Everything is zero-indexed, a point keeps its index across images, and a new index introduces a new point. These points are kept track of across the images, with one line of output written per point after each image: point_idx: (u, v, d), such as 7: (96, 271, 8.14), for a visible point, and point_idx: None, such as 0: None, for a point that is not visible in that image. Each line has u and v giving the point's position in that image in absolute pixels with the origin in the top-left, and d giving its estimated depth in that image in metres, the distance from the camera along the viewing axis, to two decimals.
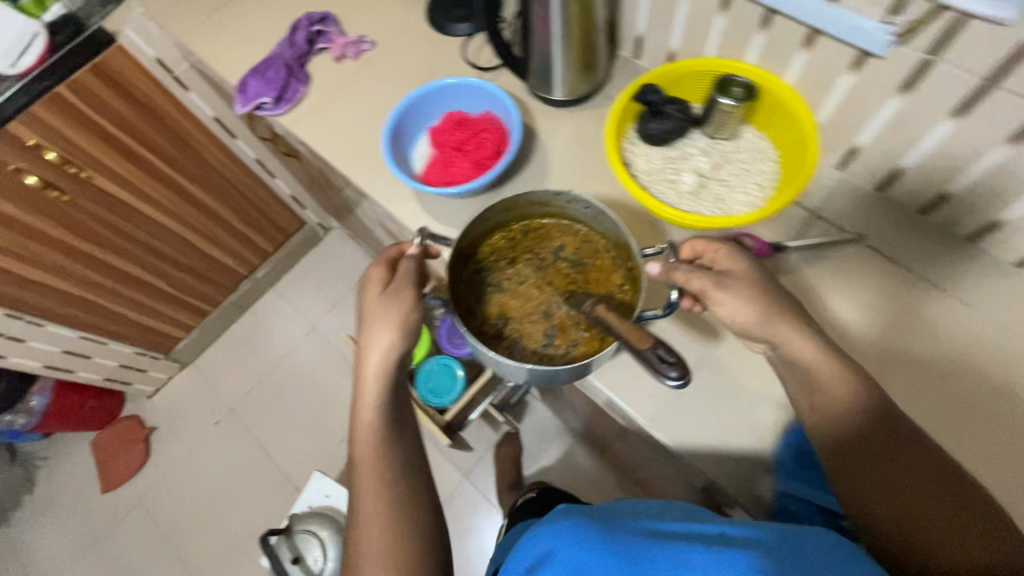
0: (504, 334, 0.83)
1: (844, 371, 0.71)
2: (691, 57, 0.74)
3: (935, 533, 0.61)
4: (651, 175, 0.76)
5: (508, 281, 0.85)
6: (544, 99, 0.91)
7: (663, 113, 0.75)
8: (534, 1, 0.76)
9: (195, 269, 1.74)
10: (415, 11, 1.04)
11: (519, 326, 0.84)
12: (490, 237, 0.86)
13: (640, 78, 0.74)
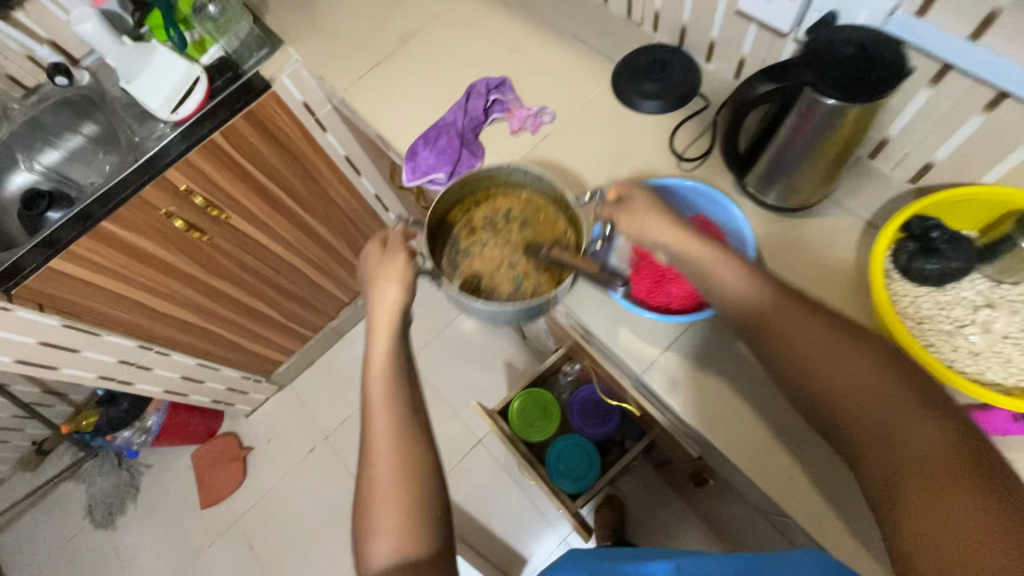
0: (476, 282, 0.81)
1: (785, 305, 0.61)
2: (977, 187, 0.64)
3: (897, 413, 0.50)
4: (920, 324, 0.64)
5: (468, 248, 0.83)
6: (759, 199, 0.80)
7: (943, 250, 0.63)
8: (794, 116, 0.64)
9: (304, 298, 1.74)
10: (600, 83, 0.95)
11: (488, 275, 0.82)
12: (449, 210, 0.84)
13: (916, 207, 0.63)
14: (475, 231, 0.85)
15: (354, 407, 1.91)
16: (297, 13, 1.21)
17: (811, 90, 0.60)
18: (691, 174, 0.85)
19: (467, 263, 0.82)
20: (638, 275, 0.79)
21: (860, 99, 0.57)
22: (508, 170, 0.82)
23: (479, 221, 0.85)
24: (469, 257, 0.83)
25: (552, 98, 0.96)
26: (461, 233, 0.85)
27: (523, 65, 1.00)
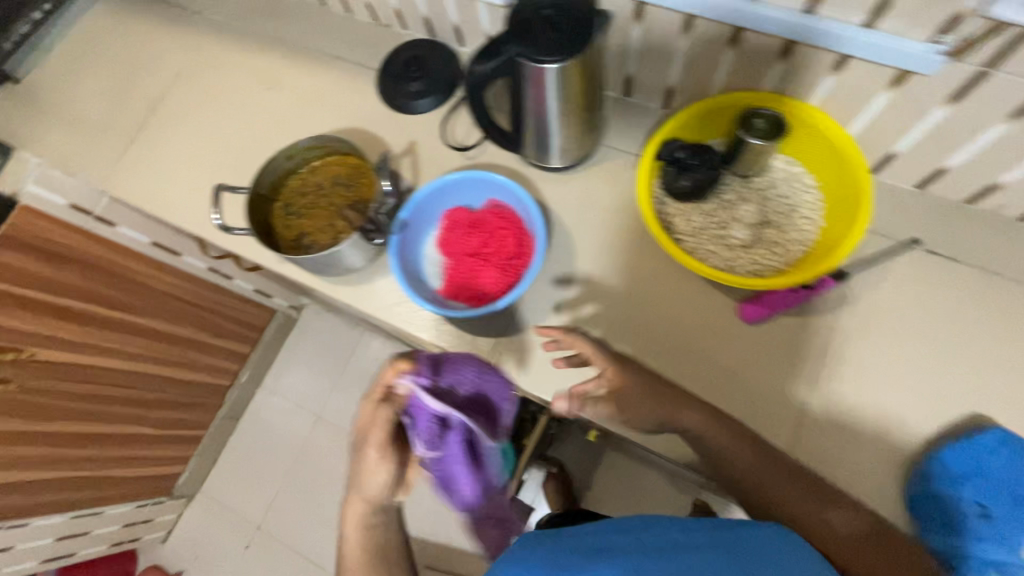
0: (299, 239, 0.80)
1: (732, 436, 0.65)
2: (705, 100, 0.69)
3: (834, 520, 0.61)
4: (695, 236, 0.70)
5: (295, 211, 0.81)
6: (543, 166, 0.82)
7: (694, 167, 0.69)
8: (525, 82, 0.66)
9: (174, 400, 1.58)
10: (366, 95, 0.93)
11: (312, 235, 0.80)
12: (276, 177, 0.81)
13: (662, 135, 0.68)
14: (303, 194, 0.82)
15: (276, 486, 1.78)
16: (24, 114, 1.07)
17: (530, 60, 0.61)
18: (478, 159, 0.85)
19: (297, 224, 0.81)
20: (448, 277, 0.75)
21: (576, 56, 0.60)
22: (329, 139, 0.80)
23: (306, 185, 0.83)
24: (298, 218, 0.81)
25: (326, 125, 0.93)
26: (291, 196, 0.82)
27: (287, 100, 0.95)
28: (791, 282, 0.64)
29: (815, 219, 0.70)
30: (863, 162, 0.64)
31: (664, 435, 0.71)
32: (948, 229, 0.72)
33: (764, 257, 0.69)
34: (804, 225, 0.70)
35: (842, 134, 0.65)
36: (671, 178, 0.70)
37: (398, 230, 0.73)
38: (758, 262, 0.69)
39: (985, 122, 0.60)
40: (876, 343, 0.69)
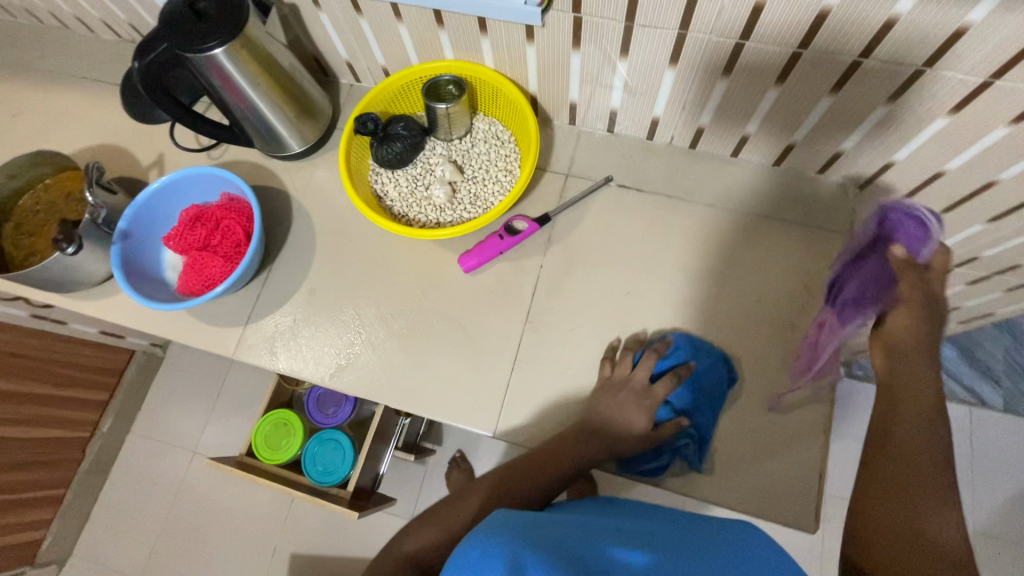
0: (27, 257, 0.78)
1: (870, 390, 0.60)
2: (392, 74, 0.75)
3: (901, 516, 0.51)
4: (405, 200, 0.79)
5: (24, 230, 0.80)
6: (280, 158, 0.85)
7: (394, 137, 0.76)
8: (201, 73, 0.68)
9: (16, 460, 1.49)
10: (111, 112, 0.93)
11: (42, 251, 0.79)
12: (1, 197, 0.79)
13: (356, 110, 0.73)
14: (35, 214, 0.80)
15: (155, 533, 1.70)
16: None
17: (193, 52, 0.64)
18: (221, 158, 0.87)
19: (26, 243, 0.79)
20: (183, 274, 0.77)
21: (237, 39, 0.64)
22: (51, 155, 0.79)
23: (38, 203, 0.81)
24: (30, 237, 0.79)
25: (72, 145, 0.92)
26: (23, 217, 0.80)
27: (32, 126, 0.94)
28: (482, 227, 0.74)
29: (510, 168, 0.80)
30: (530, 113, 0.74)
31: (408, 391, 0.75)
32: (636, 165, 0.81)
33: (467, 209, 0.78)
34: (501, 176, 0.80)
35: (512, 91, 0.75)
36: (377, 150, 0.77)
37: (117, 239, 0.74)
38: (463, 215, 0.78)
39: (611, 62, 0.69)
40: (578, 271, 0.77)
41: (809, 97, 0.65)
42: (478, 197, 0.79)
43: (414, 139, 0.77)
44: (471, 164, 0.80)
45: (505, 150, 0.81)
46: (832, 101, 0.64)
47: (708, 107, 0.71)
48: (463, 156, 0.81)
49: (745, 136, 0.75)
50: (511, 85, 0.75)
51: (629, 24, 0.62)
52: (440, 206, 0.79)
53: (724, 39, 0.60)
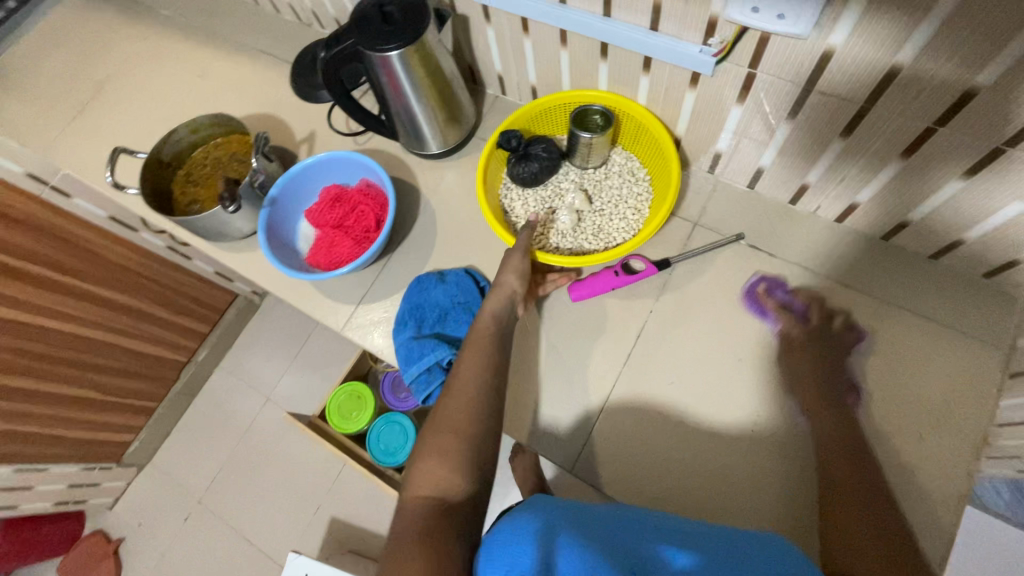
0: (190, 204, 0.87)
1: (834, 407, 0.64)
2: (544, 97, 0.78)
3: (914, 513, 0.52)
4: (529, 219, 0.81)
5: (193, 180, 0.89)
6: (419, 154, 0.89)
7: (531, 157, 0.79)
8: (375, 69, 0.73)
9: (128, 369, 1.68)
10: (280, 86, 1.02)
11: (203, 202, 0.88)
12: (180, 146, 0.89)
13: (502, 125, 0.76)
14: (204, 166, 0.90)
15: (220, 463, 1.85)
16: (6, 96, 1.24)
17: (372, 51, 0.68)
18: (365, 145, 0.93)
19: (192, 191, 0.89)
20: (314, 246, 0.83)
21: (413, 45, 0.68)
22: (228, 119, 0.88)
23: (207, 157, 0.90)
24: (195, 187, 0.89)
25: (241, 110, 1.02)
26: (192, 167, 0.90)
27: (212, 87, 1.06)
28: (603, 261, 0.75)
29: (638, 209, 0.80)
30: (675, 155, 0.74)
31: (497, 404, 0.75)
32: (771, 229, 0.77)
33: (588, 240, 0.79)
34: (628, 214, 0.80)
35: (661, 131, 0.75)
36: (512, 165, 0.80)
37: (267, 205, 0.81)
38: (583, 246, 0.79)
39: (774, 122, 0.66)
40: (689, 325, 0.75)
41: (997, 198, 0.57)
42: (601, 231, 0.80)
43: (550, 162, 0.79)
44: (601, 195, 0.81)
45: (637, 189, 0.81)
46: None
47: (871, 185, 0.66)
48: (594, 187, 0.83)
49: (904, 222, 0.69)
50: (660, 125, 0.75)
51: (807, 88, 0.59)
52: (562, 232, 0.80)
53: (912, 120, 0.56)
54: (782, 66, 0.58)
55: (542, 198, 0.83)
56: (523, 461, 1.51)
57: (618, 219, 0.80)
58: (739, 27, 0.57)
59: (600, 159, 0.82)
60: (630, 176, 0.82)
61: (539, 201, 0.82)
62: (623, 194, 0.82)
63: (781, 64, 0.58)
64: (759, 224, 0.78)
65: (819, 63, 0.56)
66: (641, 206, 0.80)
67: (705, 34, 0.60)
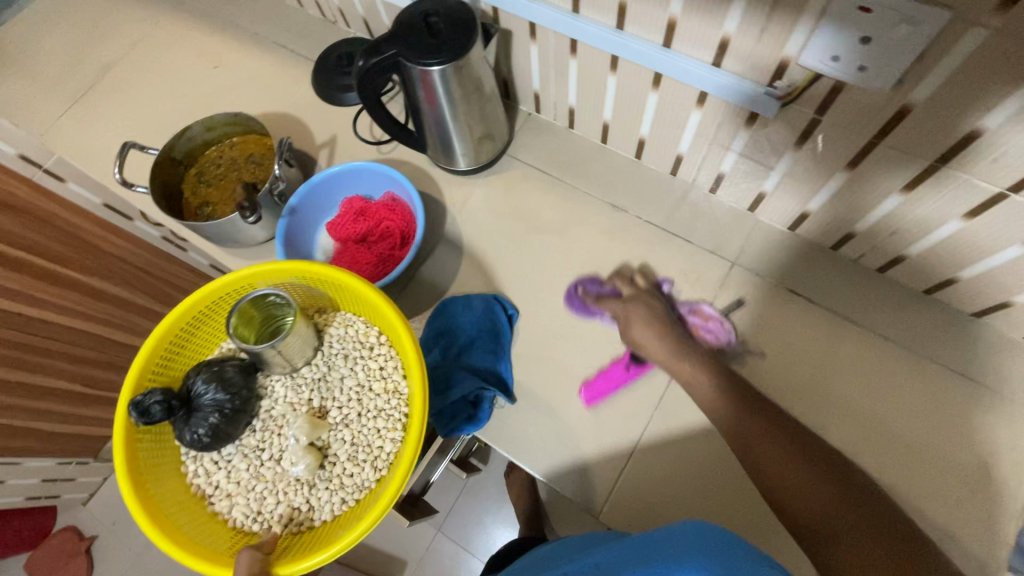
0: (201, 206, 0.83)
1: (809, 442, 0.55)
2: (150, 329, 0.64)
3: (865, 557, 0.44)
4: (272, 480, 0.69)
5: (204, 180, 0.84)
6: (446, 168, 0.85)
7: (198, 410, 0.63)
8: (414, 81, 0.69)
9: (113, 361, 1.62)
10: (301, 85, 0.97)
11: (214, 204, 0.83)
12: (193, 144, 0.84)
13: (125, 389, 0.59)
14: (217, 167, 0.85)
15: None
16: None
17: (414, 63, 0.64)
18: (389, 154, 0.89)
19: (202, 193, 0.84)
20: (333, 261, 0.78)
21: (457, 62, 0.64)
22: (247, 119, 0.83)
23: (221, 157, 0.85)
24: (206, 187, 0.84)
25: (257, 107, 0.97)
26: (205, 166, 0.85)
27: (228, 80, 1.00)
28: (374, 501, 0.63)
29: (392, 390, 0.71)
30: (395, 313, 0.64)
31: (522, 441, 0.71)
32: (810, 274, 0.76)
33: (347, 469, 0.67)
34: (380, 404, 0.70)
35: (367, 288, 0.65)
36: (180, 432, 0.63)
37: (285, 214, 0.77)
38: (343, 479, 0.67)
39: (829, 170, 0.63)
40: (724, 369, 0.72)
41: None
42: (355, 442, 0.69)
43: (232, 401, 0.65)
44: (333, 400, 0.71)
45: (371, 368, 0.73)
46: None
47: (920, 242, 0.64)
48: (327, 384, 0.73)
49: (950, 280, 0.67)
50: (369, 285, 0.65)
51: (874, 142, 0.56)
52: (307, 481, 0.68)
53: (982, 185, 0.53)
54: (852, 116, 0.55)
55: (257, 442, 0.71)
56: (521, 479, 1.47)
57: (371, 419, 0.70)
58: (814, 73, 0.54)
59: (305, 353, 0.72)
60: (359, 355, 0.74)
61: (255, 448, 0.71)
62: (362, 379, 0.72)
63: (851, 114, 0.55)
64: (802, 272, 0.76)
65: (895, 118, 0.53)
66: (397, 384, 0.71)
67: (774, 75, 0.57)
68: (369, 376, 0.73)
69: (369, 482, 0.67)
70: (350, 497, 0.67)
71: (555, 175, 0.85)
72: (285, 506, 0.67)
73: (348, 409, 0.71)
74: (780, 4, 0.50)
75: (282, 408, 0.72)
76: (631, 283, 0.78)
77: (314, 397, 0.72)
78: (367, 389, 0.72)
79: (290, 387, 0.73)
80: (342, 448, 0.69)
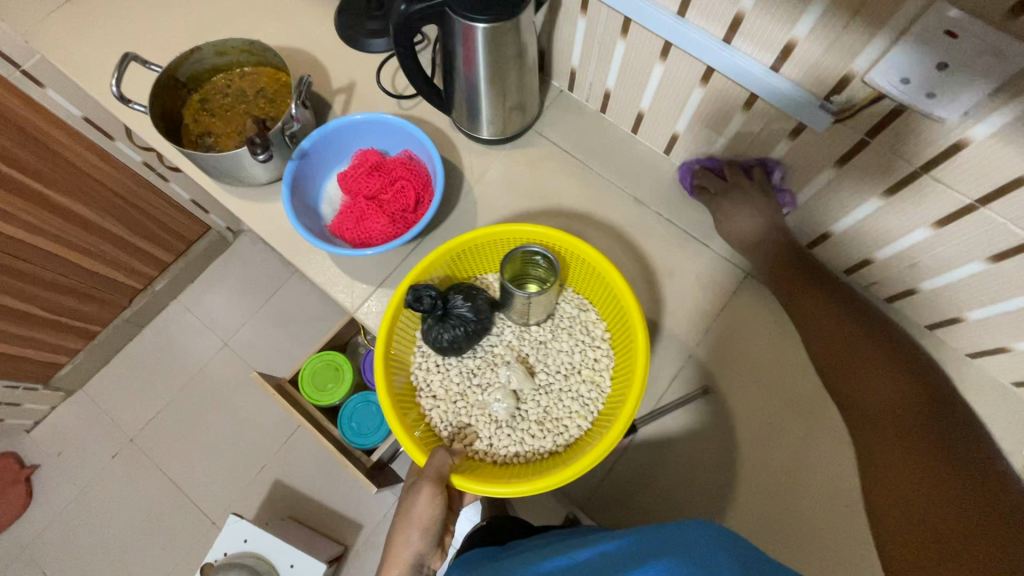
0: (201, 135, 0.77)
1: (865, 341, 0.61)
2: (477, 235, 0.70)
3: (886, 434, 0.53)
4: (463, 406, 0.74)
5: (209, 108, 0.78)
6: (468, 134, 0.81)
7: (448, 320, 0.69)
8: (453, 36, 0.65)
9: (77, 288, 1.53)
10: (322, 22, 0.91)
11: (217, 135, 0.77)
12: (201, 67, 0.77)
13: (409, 278, 0.65)
14: (224, 96, 0.79)
15: (163, 402, 1.72)
16: None
17: (458, 17, 0.61)
18: (411, 111, 0.84)
19: (204, 121, 0.78)
20: (341, 215, 0.74)
21: (503, 23, 0.60)
22: (263, 49, 0.77)
23: (229, 86, 0.79)
24: (210, 117, 0.78)
25: (271, 38, 0.90)
26: (211, 92, 0.79)
27: (240, 3, 0.93)
28: (552, 467, 0.66)
29: (597, 381, 0.74)
30: (637, 310, 0.65)
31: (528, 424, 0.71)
32: None
33: (532, 429, 0.72)
34: (582, 390, 0.74)
35: (618, 280, 0.67)
36: (428, 328, 0.70)
37: (295, 157, 0.72)
38: (523, 435, 0.72)
39: (864, 194, 0.63)
40: (725, 377, 0.73)
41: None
42: (549, 410, 0.73)
43: (475, 322, 0.70)
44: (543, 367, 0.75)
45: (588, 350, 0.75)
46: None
47: (935, 279, 0.65)
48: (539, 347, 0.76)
49: (956, 318, 0.68)
50: (620, 278, 0.66)
51: (918, 172, 0.55)
52: (499, 419, 0.73)
53: (1014, 228, 0.53)
54: (903, 145, 0.54)
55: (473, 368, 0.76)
56: None
57: (570, 398, 0.73)
58: (875, 93, 0.52)
59: (541, 315, 0.74)
60: (582, 333, 0.76)
61: (469, 372, 0.75)
62: (577, 360, 0.75)
63: (902, 142, 0.54)
64: None
65: (945, 152, 0.51)
66: (602, 377, 0.74)
67: (833, 90, 0.56)
68: (584, 360, 0.75)
69: (545, 449, 0.71)
70: (524, 451, 0.71)
71: (581, 160, 0.83)
72: (468, 424, 0.73)
73: (554, 375, 0.75)
74: (858, 18, 0.49)
75: (503, 349, 0.76)
76: (644, 279, 0.77)
77: (530, 353, 0.76)
78: (577, 370, 0.75)
79: (518, 335, 0.77)
80: (532, 411, 0.73)
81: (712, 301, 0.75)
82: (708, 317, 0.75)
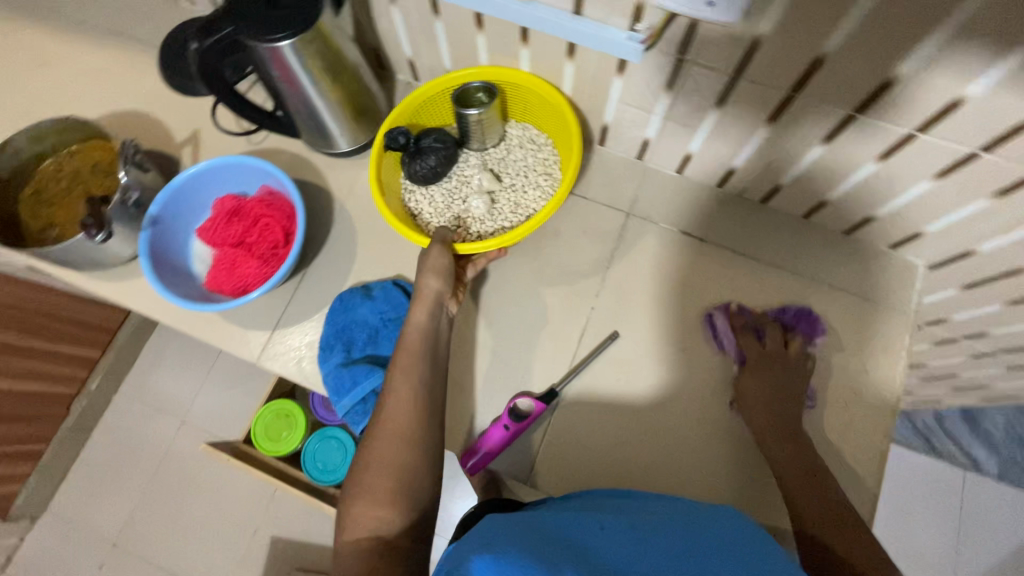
0: (46, 228, 0.73)
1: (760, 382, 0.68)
2: (432, 81, 0.70)
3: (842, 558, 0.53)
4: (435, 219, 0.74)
5: (46, 197, 0.74)
6: (326, 152, 0.79)
7: (424, 150, 0.70)
8: (260, 61, 0.62)
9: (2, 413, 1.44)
10: (148, 76, 0.86)
11: (63, 224, 0.73)
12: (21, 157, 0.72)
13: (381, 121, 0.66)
14: (57, 181, 0.74)
15: (134, 499, 1.66)
16: None
17: (254, 40, 0.58)
18: (262, 144, 0.82)
19: (45, 213, 0.73)
20: (213, 270, 0.72)
21: (303, 37, 0.59)
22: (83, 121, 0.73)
23: (60, 169, 0.75)
24: (49, 206, 0.74)
25: (98, 107, 0.85)
26: (42, 181, 0.74)
27: (57, 80, 0.87)
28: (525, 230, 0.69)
29: (547, 172, 0.75)
30: (560, 98, 0.69)
31: (453, 420, 0.70)
32: (706, 216, 0.78)
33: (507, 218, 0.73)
34: (540, 180, 0.75)
35: (536, 83, 0.69)
36: (407, 166, 0.71)
37: (147, 226, 0.69)
38: (503, 227, 0.73)
39: (703, 110, 0.64)
40: (629, 317, 0.73)
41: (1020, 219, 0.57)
42: (518, 206, 0.74)
43: (446, 150, 0.71)
44: (507, 171, 0.75)
45: (542, 154, 0.76)
46: (992, 203, 0.57)
47: (792, 170, 0.68)
48: (500, 165, 0.76)
49: (822, 202, 0.71)
50: (535, 77, 0.69)
51: (735, 78, 0.58)
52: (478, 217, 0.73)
53: (835, 108, 0.56)
54: (710, 53, 0.56)
55: (448, 190, 0.75)
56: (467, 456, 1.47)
57: (531, 189, 0.74)
58: (668, 13, 0.53)
59: (496, 135, 0.75)
60: (532, 144, 0.77)
61: (447, 195, 0.74)
62: (534, 164, 0.76)
63: (708, 50, 0.56)
64: (704, 210, 0.78)
65: (746, 52, 0.54)
66: (549, 172, 0.75)
67: (632, 19, 0.56)
68: (537, 162, 0.76)
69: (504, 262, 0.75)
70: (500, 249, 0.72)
71: None
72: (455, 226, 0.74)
73: (511, 177, 0.76)
74: None
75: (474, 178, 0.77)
76: (532, 246, 0.76)
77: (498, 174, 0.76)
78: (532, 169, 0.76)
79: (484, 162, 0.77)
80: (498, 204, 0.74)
81: (598, 250, 0.76)
82: (602, 265, 0.76)
